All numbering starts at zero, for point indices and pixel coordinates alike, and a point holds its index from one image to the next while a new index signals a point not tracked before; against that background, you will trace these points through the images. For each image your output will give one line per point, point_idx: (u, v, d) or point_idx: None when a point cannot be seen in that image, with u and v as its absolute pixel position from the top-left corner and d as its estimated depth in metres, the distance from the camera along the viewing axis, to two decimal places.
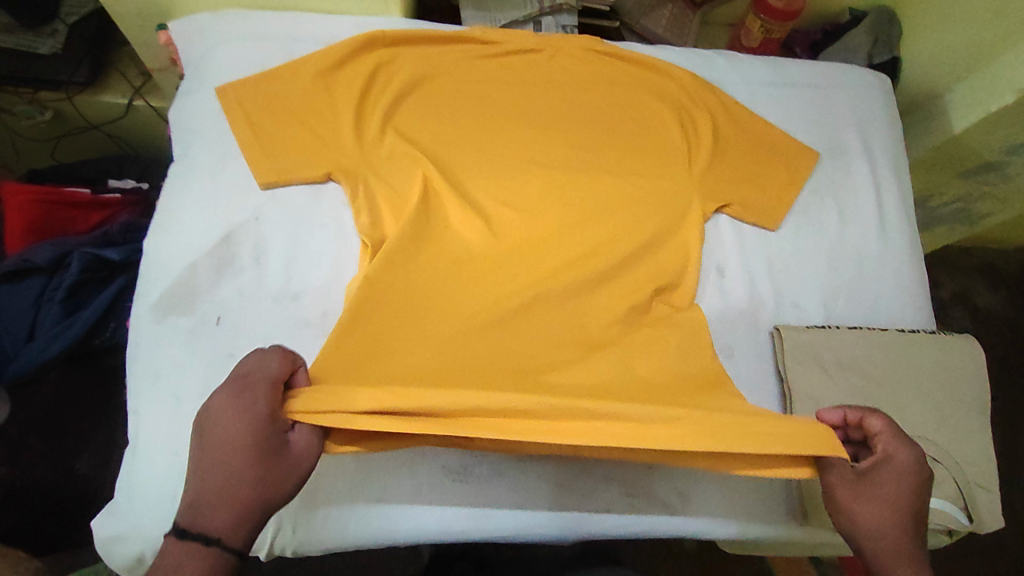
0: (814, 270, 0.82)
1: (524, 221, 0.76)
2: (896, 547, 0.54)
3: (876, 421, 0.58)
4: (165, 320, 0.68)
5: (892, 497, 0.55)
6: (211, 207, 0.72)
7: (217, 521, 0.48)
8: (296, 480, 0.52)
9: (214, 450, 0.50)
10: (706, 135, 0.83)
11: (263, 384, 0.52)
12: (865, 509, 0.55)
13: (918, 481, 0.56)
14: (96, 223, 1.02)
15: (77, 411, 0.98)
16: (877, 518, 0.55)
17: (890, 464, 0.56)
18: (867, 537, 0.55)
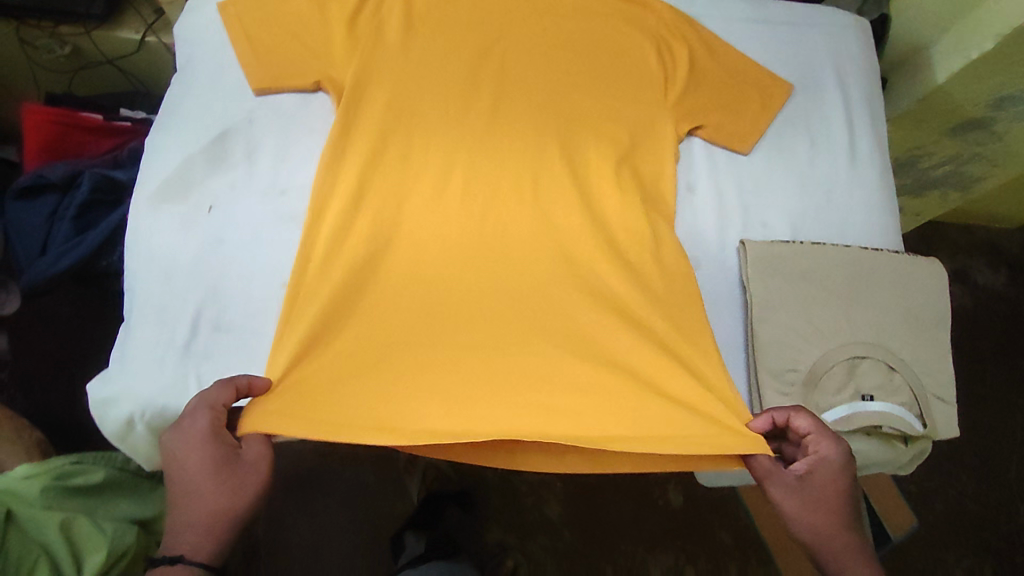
0: (782, 193, 0.85)
1: (502, 138, 0.81)
2: (833, 540, 0.65)
3: (805, 422, 0.68)
4: (162, 208, 0.73)
5: (827, 497, 0.66)
6: (208, 109, 0.77)
7: (191, 542, 0.60)
8: (254, 495, 0.62)
9: (182, 480, 0.61)
10: (683, 61, 0.85)
11: (202, 424, 0.61)
12: (808, 511, 0.65)
13: (840, 477, 0.66)
14: (109, 148, 1.08)
15: (78, 333, 1.07)
16: (819, 514, 0.65)
17: (824, 466, 0.67)
18: (812, 529, 0.65)
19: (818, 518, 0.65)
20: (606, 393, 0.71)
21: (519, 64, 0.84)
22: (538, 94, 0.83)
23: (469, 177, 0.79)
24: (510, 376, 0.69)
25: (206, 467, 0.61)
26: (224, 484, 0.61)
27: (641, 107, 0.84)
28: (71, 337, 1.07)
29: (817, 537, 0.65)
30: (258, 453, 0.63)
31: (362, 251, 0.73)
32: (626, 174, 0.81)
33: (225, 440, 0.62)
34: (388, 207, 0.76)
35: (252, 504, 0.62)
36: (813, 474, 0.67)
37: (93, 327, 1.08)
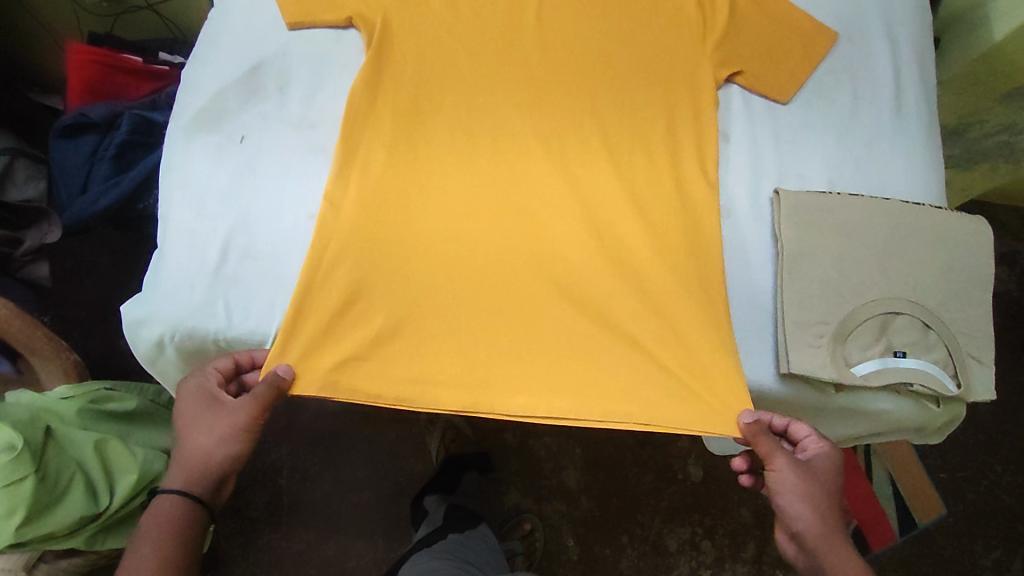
0: (821, 143, 0.82)
1: (534, 81, 0.80)
2: (825, 526, 0.68)
3: (800, 428, 0.73)
4: (195, 137, 0.74)
5: (824, 484, 0.70)
6: (244, 42, 0.78)
7: (173, 479, 0.67)
8: (226, 439, 0.67)
9: (184, 423, 0.68)
10: (723, 7, 0.83)
11: (191, 381, 0.68)
12: (807, 494, 0.68)
13: (835, 472, 0.71)
14: (148, 91, 1.10)
15: (111, 283, 1.13)
16: (814, 508, 0.68)
17: (820, 458, 0.71)
18: (801, 509, 0.68)
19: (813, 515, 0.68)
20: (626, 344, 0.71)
21: (554, 9, 0.83)
22: (573, 39, 0.82)
23: (499, 120, 0.78)
24: (516, 323, 0.71)
25: (189, 418, 0.67)
26: (207, 428, 0.67)
27: (677, 54, 0.82)
28: (103, 284, 1.13)
29: (806, 518, 0.68)
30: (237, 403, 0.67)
31: (392, 191, 0.73)
32: (659, 123, 0.80)
33: (208, 393, 0.68)
34: (413, 145, 0.76)
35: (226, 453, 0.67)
36: (811, 464, 0.70)
37: (121, 272, 1.14)
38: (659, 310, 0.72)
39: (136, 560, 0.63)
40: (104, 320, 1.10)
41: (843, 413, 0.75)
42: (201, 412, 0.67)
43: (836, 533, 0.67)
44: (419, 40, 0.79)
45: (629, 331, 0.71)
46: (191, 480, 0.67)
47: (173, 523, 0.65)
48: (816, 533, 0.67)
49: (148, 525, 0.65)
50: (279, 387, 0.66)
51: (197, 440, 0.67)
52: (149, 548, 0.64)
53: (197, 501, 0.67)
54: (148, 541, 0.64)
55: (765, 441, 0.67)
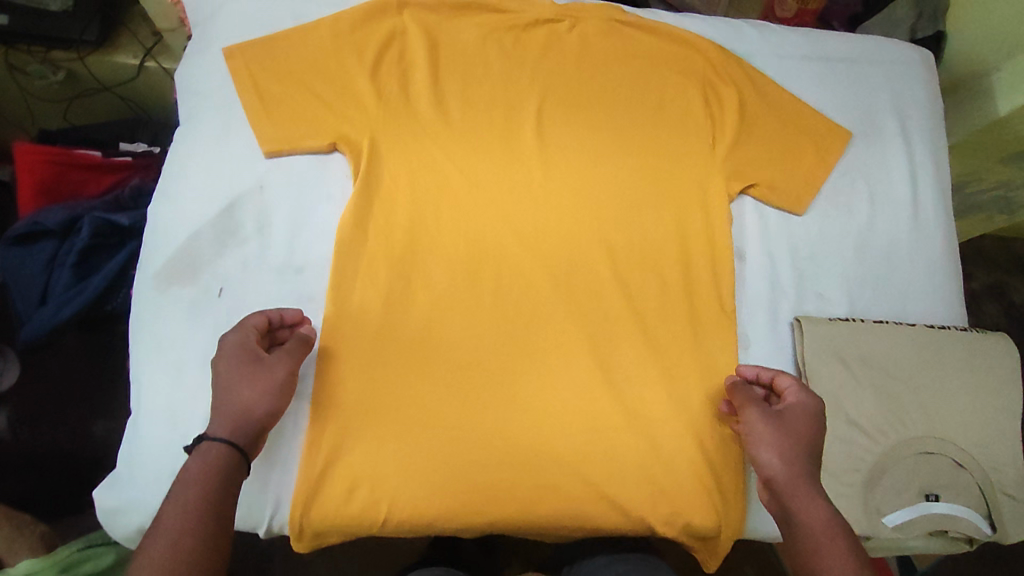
0: (840, 259, 0.78)
1: (538, 203, 0.74)
2: (795, 475, 0.62)
3: (785, 381, 0.69)
4: (169, 291, 0.67)
5: (799, 435, 0.65)
6: (217, 176, 0.70)
7: (212, 428, 0.59)
8: (271, 392, 0.61)
9: (217, 377, 0.61)
10: (731, 112, 0.79)
11: (229, 337, 0.62)
12: (778, 443, 0.64)
13: (814, 425, 0.66)
14: (110, 185, 1.01)
15: (82, 383, 1.02)
16: (784, 459, 0.63)
17: (798, 409, 0.66)
18: (774, 458, 0.63)
19: (783, 464, 0.63)
20: (645, 496, 0.67)
21: (554, 119, 0.77)
22: (575, 153, 0.77)
23: (502, 247, 0.72)
24: (532, 483, 0.66)
25: (229, 370, 0.61)
26: (248, 380, 0.61)
27: (687, 164, 0.77)
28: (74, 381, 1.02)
29: (778, 468, 0.63)
30: (283, 355, 0.63)
31: (392, 339, 0.67)
32: (673, 245, 0.75)
33: (249, 349, 0.62)
34: (411, 284, 0.70)
35: (268, 405, 0.61)
36: (788, 416, 0.66)
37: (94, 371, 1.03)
38: (679, 458, 0.68)
39: (178, 507, 0.55)
40: (71, 416, 1.00)
41: (872, 552, 0.72)
42: (241, 368, 0.61)
43: (808, 485, 0.62)
44: (409, 162, 0.72)
45: (650, 485, 0.67)
46: (233, 430, 0.59)
47: (215, 473, 0.57)
48: (784, 484, 0.62)
49: (187, 473, 0.56)
50: (307, 345, 0.64)
51: (240, 393, 0.60)
52: (188, 498, 0.55)
53: (240, 455, 0.59)
54: (192, 487, 0.55)
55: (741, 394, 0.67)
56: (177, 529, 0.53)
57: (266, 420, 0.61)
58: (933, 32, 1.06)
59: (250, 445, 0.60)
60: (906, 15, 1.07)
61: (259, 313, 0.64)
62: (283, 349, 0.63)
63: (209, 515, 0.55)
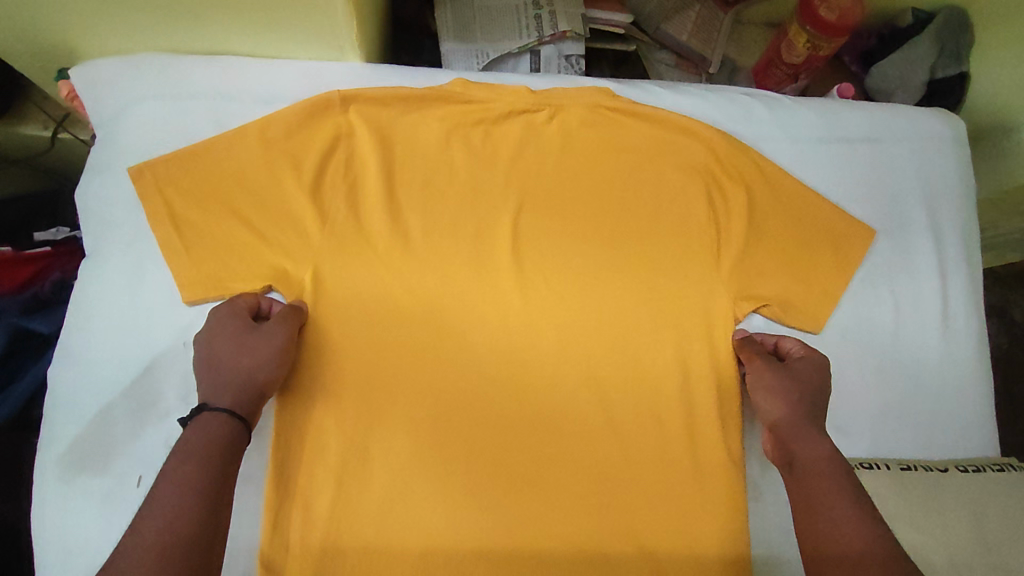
0: (860, 383, 0.70)
1: (515, 340, 0.64)
2: (797, 421, 0.59)
3: (791, 340, 0.66)
4: (76, 481, 0.56)
5: (804, 384, 0.62)
6: (132, 332, 0.59)
7: (211, 400, 0.54)
8: (272, 358, 0.56)
9: (212, 348, 0.56)
10: (740, 214, 0.67)
11: (219, 310, 0.58)
12: (780, 390, 0.61)
13: (823, 382, 0.63)
14: (25, 279, 0.84)
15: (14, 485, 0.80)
16: (789, 403, 0.60)
17: (805, 361, 0.63)
18: (776, 407, 0.60)
19: (787, 408, 0.60)
20: None
21: (531, 232, 0.66)
22: (556, 273, 0.66)
23: (474, 396, 0.62)
24: None
25: (223, 342, 0.56)
26: (245, 347, 0.56)
27: (689, 282, 0.66)
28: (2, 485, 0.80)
29: (783, 416, 0.60)
30: (278, 326, 0.57)
31: (347, 521, 0.58)
32: (673, 383, 0.64)
33: (242, 318, 0.57)
34: (366, 451, 0.59)
35: (269, 371, 0.56)
36: (796, 368, 0.63)
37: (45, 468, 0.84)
38: None
39: (172, 485, 0.48)
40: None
41: None
42: (235, 337, 0.56)
43: (812, 426, 0.59)
44: (361, 300, 0.61)
45: None
46: (234, 401, 0.54)
47: (214, 443, 0.51)
48: (788, 427, 0.59)
49: (182, 445, 0.50)
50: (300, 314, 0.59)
51: (233, 369, 0.55)
52: (172, 479, 0.48)
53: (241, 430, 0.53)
54: (186, 465, 0.49)
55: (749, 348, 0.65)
56: (165, 508, 0.46)
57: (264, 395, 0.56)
58: (955, 71, 0.92)
59: (251, 417, 0.54)
60: (926, 52, 0.91)
61: (258, 292, 0.60)
62: (278, 315, 0.58)
63: (206, 493, 0.48)
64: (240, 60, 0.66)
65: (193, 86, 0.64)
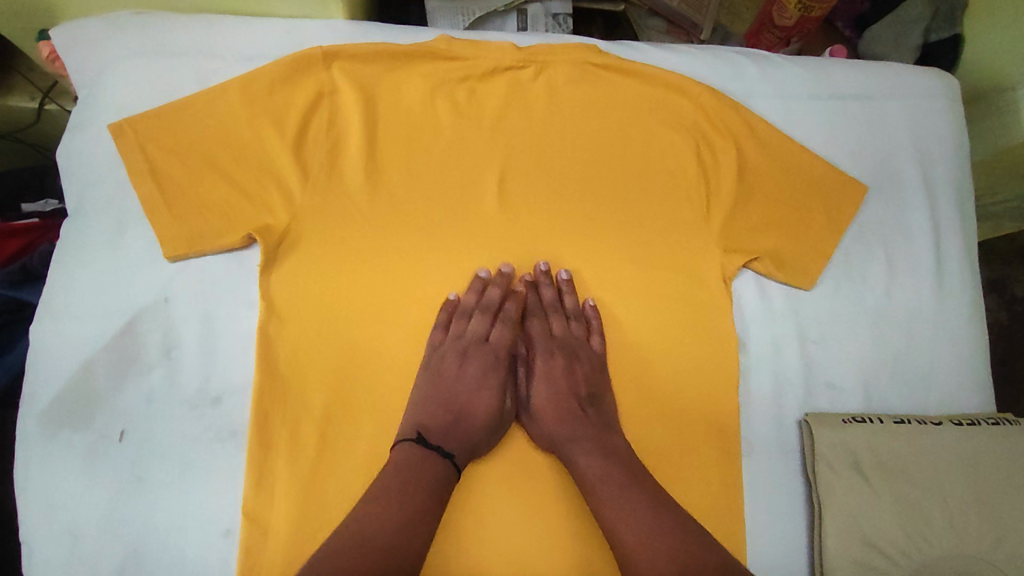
0: (852, 340, 0.69)
1: (501, 299, 0.63)
2: (547, 420, 0.60)
3: (546, 296, 0.64)
4: (58, 438, 0.56)
5: (551, 376, 0.62)
6: (114, 289, 0.59)
7: (440, 433, 0.57)
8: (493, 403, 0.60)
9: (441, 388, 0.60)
10: (729, 168, 0.67)
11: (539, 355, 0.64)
12: (537, 391, 0.62)
13: (566, 368, 0.62)
14: (17, 251, 0.81)
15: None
16: (555, 393, 0.61)
17: (543, 345, 0.64)
18: (541, 407, 0.61)
19: (550, 413, 0.61)
20: None
21: (516, 187, 0.65)
22: (540, 229, 0.65)
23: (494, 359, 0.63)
24: None
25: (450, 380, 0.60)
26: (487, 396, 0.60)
27: (676, 237, 0.65)
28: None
29: (539, 415, 0.61)
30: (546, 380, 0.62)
31: (330, 479, 0.57)
32: (662, 340, 0.64)
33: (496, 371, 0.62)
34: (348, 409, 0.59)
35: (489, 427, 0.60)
36: (545, 361, 0.63)
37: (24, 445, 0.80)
38: None
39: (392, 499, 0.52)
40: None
41: None
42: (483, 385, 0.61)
43: (581, 429, 0.59)
44: (483, 305, 0.63)
45: None
46: (445, 439, 0.57)
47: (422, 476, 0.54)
48: (555, 431, 0.60)
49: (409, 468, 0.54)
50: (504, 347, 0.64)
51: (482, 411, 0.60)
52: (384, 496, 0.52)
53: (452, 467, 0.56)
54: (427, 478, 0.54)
55: (534, 329, 0.65)
56: (379, 547, 0.49)
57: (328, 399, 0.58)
58: (948, 35, 0.90)
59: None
60: (919, 13, 0.91)
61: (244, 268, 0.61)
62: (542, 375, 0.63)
63: (416, 501, 0.53)
64: (221, 17, 0.65)
65: (175, 45, 0.64)
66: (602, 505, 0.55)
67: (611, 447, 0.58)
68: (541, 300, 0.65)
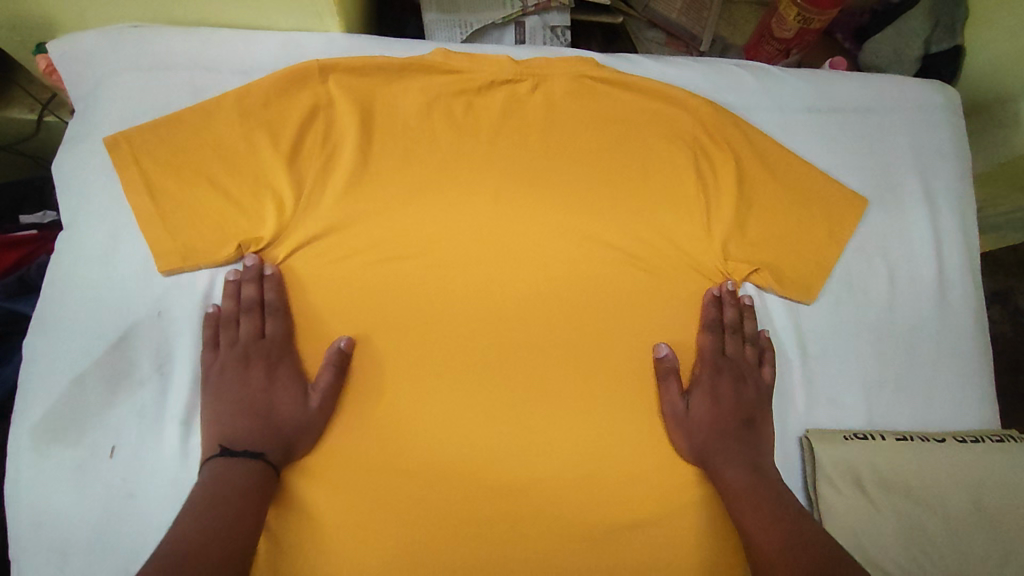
0: (854, 355, 0.68)
1: (497, 314, 0.62)
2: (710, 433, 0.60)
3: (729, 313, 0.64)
4: (49, 454, 0.55)
5: (722, 392, 0.62)
6: (107, 303, 0.59)
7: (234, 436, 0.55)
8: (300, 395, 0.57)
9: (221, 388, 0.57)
10: (727, 181, 0.66)
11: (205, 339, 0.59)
12: (698, 400, 0.61)
13: (743, 387, 0.63)
14: (13, 265, 0.81)
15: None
16: (716, 408, 0.61)
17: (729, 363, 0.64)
18: (701, 417, 0.61)
19: (708, 427, 0.61)
20: None
21: (510, 200, 0.65)
22: (535, 242, 0.64)
23: (275, 349, 0.59)
24: None
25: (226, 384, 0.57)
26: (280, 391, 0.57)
27: (673, 251, 0.65)
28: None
29: (721, 426, 0.61)
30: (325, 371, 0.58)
31: (320, 496, 0.56)
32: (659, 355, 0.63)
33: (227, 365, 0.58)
34: (340, 425, 0.58)
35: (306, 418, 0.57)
36: (728, 376, 0.63)
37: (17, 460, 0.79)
38: None
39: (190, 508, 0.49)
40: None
41: None
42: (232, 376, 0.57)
43: (733, 446, 0.60)
44: (257, 298, 0.59)
45: None
46: (255, 441, 0.54)
47: (232, 484, 0.51)
48: (708, 443, 0.60)
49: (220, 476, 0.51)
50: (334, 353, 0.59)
51: (288, 411, 0.56)
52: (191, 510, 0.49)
53: (265, 465, 0.54)
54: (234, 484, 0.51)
55: (705, 340, 0.64)
56: (187, 551, 0.45)
57: (319, 416, 0.57)
58: (951, 45, 0.90)
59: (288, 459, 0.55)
60: (920, 26, 0.90)
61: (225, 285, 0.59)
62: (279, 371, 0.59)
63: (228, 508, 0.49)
64: (218, 31, 0.65)
65: (171, 57, 0.64)
66: (747, 513, 0.55)
67: (760, 466, 0.59)
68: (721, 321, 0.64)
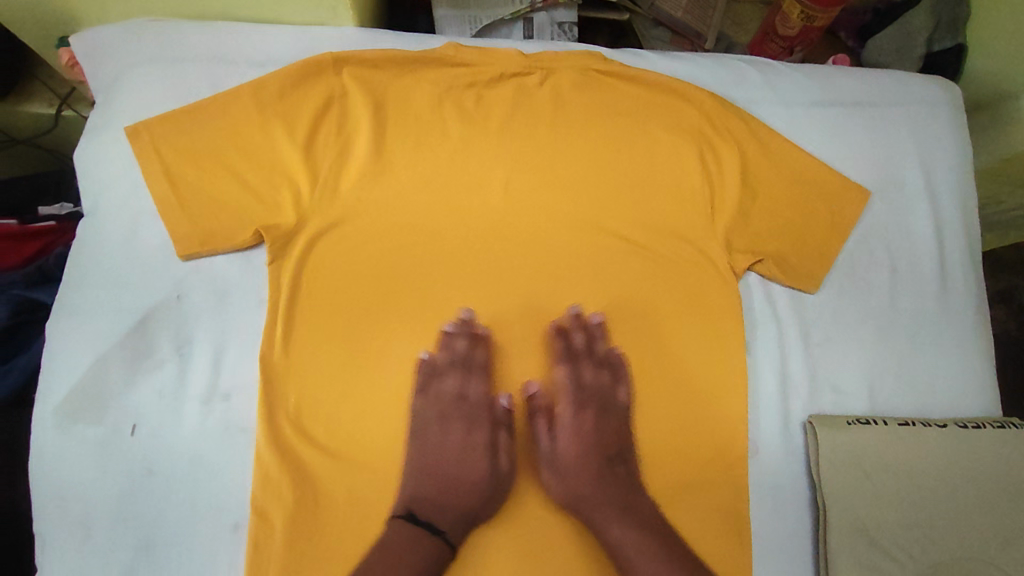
0: (857, 343, 0.69)
1: (507, 301, 0.64)
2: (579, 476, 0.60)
3: (579, 340, 0.63)
4: (70, 431, 0.57)
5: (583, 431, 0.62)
6: (128, 286, 0.61)
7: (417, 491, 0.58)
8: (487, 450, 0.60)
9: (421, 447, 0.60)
10: (732, 172, 0.67)
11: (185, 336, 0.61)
12: (564, 443, 0.62)
13: (585, 420, 0.62)
14: (31, 254, 0.83)
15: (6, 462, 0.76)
16: (580, 448, 0.61)
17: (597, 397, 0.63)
18: (571, 461, 0.61)
19: (576, 470, 0.61)
20: None
21: (520, 190, 0.66)
22: (544, 232, 0.66)
23: (472, 411, 0.62)
24: None
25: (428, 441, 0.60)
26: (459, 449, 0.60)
27: (679, 241, 0.66)
28: None
29: (582, 469, 0.60)
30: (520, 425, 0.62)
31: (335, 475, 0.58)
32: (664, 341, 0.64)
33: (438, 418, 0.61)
34: (354, 407, 0.60)
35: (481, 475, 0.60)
36: (586, 410, 0.63)
37: None
38: None
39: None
40: None
41: None
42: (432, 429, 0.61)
43: (604, 491, 0.59)
44: (461, 364, 0.62)
45: None
46: (435, 514, 0.57)
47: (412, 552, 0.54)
48: (578, 490, 0.60)
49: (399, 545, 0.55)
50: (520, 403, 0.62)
51: (449, 467, 0.60)
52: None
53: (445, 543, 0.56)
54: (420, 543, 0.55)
55: (560, 373, 0.63)
56: None
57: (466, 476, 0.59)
58: (953, 43, 0.91)
59: (446, 524, 0.57)
60: (923, 25, 0.91)
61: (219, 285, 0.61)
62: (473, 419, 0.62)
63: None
64: (236, 25, 0.67)
65: (190, 51, 0.66)
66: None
67: (634, 509, 0.59)
68: (573, 349, 0.63)
